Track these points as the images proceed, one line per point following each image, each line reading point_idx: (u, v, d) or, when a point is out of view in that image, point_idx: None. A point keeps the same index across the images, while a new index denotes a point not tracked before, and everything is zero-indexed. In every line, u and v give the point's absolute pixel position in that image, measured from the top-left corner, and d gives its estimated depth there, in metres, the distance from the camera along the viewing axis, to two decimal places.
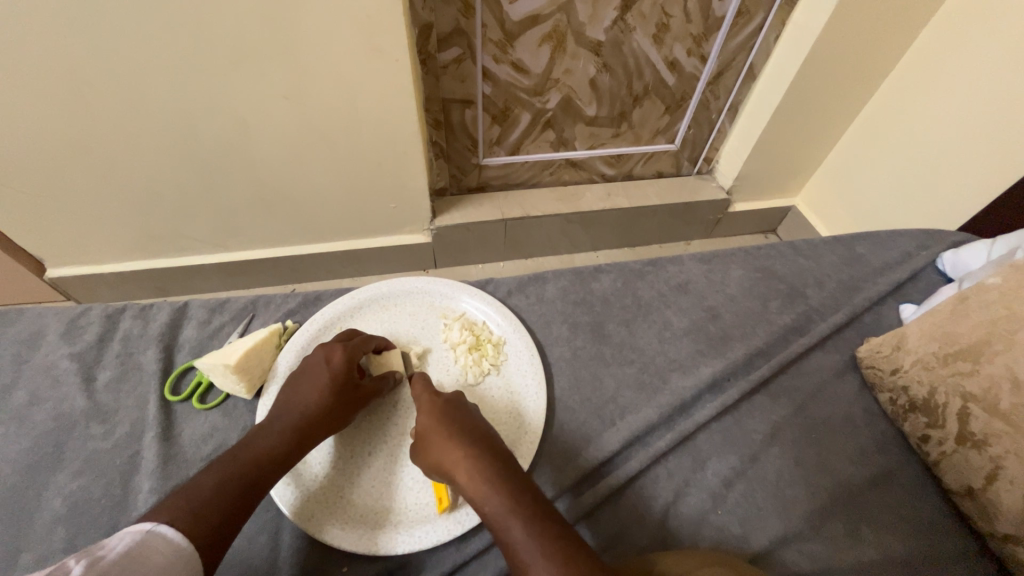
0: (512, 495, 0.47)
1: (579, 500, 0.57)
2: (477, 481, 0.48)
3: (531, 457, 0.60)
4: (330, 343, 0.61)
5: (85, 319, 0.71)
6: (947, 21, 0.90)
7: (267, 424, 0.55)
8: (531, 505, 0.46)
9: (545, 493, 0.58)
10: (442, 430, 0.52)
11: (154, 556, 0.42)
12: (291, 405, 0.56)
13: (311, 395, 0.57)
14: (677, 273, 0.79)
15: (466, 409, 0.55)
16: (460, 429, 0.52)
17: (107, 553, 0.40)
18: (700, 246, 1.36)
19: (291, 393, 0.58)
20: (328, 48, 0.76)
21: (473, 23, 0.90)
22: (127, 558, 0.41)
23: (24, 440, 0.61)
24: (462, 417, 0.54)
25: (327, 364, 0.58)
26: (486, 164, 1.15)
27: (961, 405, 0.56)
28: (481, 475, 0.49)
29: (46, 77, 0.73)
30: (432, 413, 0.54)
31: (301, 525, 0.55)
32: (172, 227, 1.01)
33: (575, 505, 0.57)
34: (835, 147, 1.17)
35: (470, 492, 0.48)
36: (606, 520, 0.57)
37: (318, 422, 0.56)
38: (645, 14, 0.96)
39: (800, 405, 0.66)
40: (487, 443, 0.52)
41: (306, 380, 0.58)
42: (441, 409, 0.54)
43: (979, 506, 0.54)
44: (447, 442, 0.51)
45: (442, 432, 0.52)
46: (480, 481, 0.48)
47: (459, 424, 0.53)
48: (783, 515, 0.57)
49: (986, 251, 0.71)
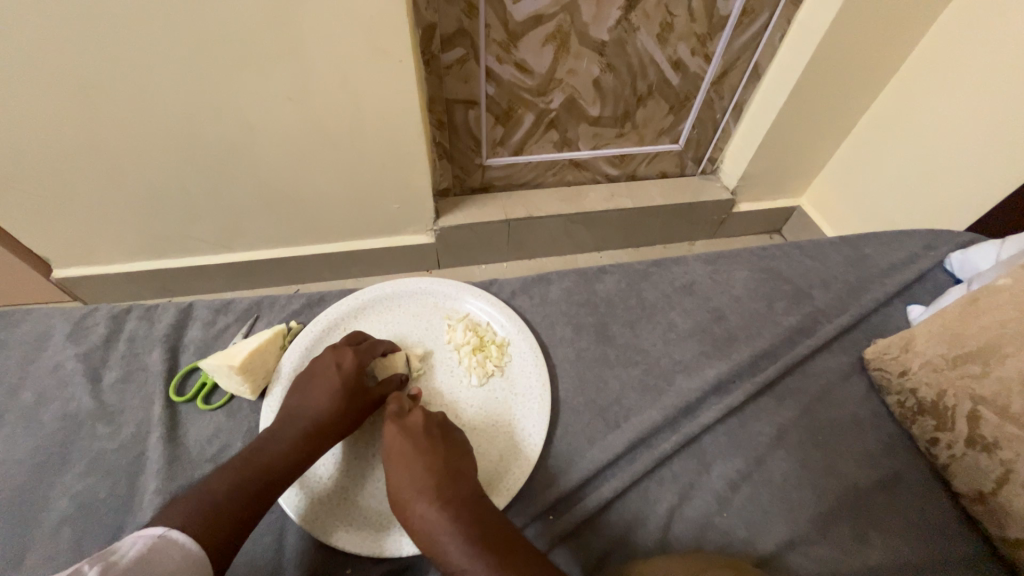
0: (466, 548, 0.46)
1: (557, 525, 0.56)
2: (434, 531, 0.48)
3: (512, 492, 0.57)
4: (340, 348, 0.61)
5: (90, 319, 0.71)
6: (954, 18, 0.89)
7: (278, 429, 0.55)
8: (486, 557, 0.45)
9: (514, 523, 0.56)
10: (399, 475, 0.51)
11: (165, 562, 0.42)
12: (301, 410, 0.56)
13: (321, 400, 0.56)
14: (681, 274, 0.79)
15: (426, 442, 0.53)
16: (417, 472, 0.51)
17: (120, 557, 0.41)
18: (704, 246, 1.36)
19: (300, 399, 0.58)
20: (332, 49, 0.76)
21: (476, 24, 0.90)
22: (140, 562, 0.41)
23: (31, 441, 0.61)
24: (419, 455, 0.52)
25: (338, 369, 0.59)
26: (489, 164, 1.15)
27: (970, 407, 0.55)
28: (436, 525, 0.48)
29: (52, 79, 0.73)
30: (391, 453, 0.53)
31: (307, 528, 0.55)
32: (177, 228, 1.01)
33: (550, 532, 0.55)
34: (841, 146, 1.16)
35: (429, 542, 0.48)
36: (582, 546, 0.55)
37: (328, 427, 0.56)
38: (649, 13, 0.96)
39: (806, 407, 0.65)
40: (445, 484, 0.50)
41: (316, 385, 0.58)
42: (398, 449, 0.53)
43: (989, 510, 0.54)
44: (405, 489, 0.50)
45: (400, 476, 0.51)
46: (435, 532, 0.47)
47: (415, 465, 0.51)
48: (790, 518, 0.57)
49: (994, 251, 0.70)
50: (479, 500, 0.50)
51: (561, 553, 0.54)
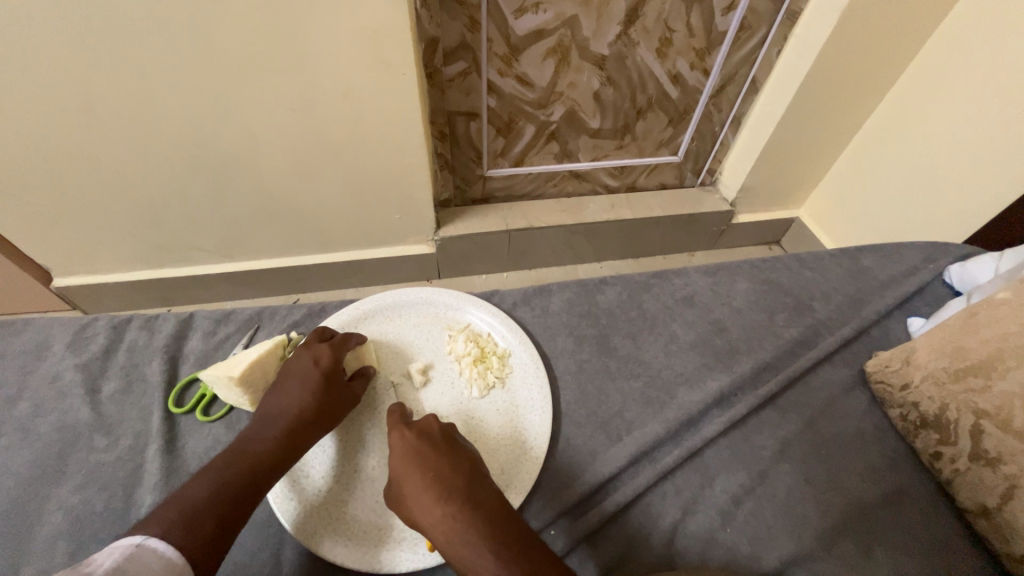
0: (500, 556, 0.44)
1: (574, 528, 0.56)
2: (456, 540, 0.46)
3: (526, 491, 0.58)
4: (313, 346, 0.61)
5: (91, 329, 0.71)
6: (949, 34, 0.91)
7: (259, 427, 0.55)
8: (521, 564, 0.43)
9: (532, 525, 0.56)
10: (421, 476, 0.49)
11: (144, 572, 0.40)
12: (282, 408, 0.56)
13: (303, 396, 0.56)
14: (682, 286, 0.79)
15: (444, 446, 0.52)
16: (441, 474, 0.49)
17: (94, 568, 0.39)
18: (703, 257, 1.36)
19: (277, 398, 0.57)
20: (336, 61, 0.77)
21: (479, 38, 0.91)
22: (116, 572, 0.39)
23: (28, 452, 0.60)
24: (442, 457, 0.51)
25: (316, 366, 0.58)
26: (490, 176, 1.16)
27: (973, 420, 0.55)
28: (462, 532, 0.46)
29: (58, 89, 0.74)
30: (407, 457, 0.51)
31: (303, 541, 0.54)
32: (179, 238, 1.01)
33: (577, 529, 0.56)
34: (838, 159, 1.17)
35: (451, 551, 0.46)
36: (603, 547, 0.55)
37: (313, 420, 0.56)
38: (649, 28, 0.97)
39: (809, 419, 0.65)
40: (469, 488, 0.49)
41: (291, 381, 0.58)
42: (418, 450, 0.51)
43: (994, 526, 0.54)
44: (426, 493, 0.48)
45: (421, 480, 0.49)
46: (459, 540, 0.45)
47: (438, 468, 0.50)
48: (793, 533, 0.57)
49: (994, 263, 0.71)
50: (507, 507, 0.49)
51: (579, 556, 0.55)
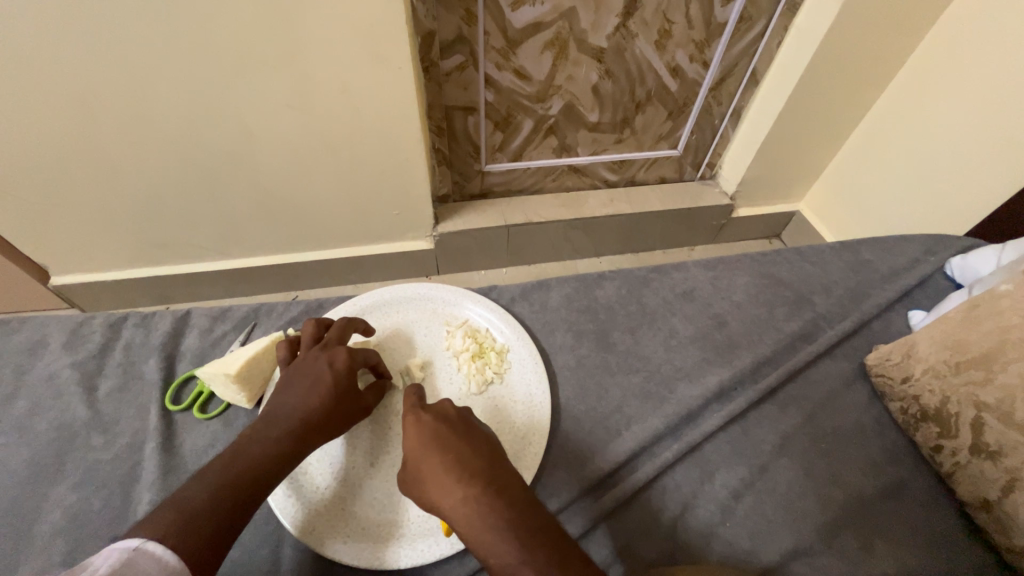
0: (522, 541, 0.43)
1: (591, 509, 0.57)
2: (478, 524, 0.44)
3: (536, 469, 0.59)
4: (331, 347, 0.59)
5: (87, 327, 0.71)
6: (950, 25, 0.90)
7: (265, 428, 0.53)
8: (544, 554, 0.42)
9: (549, 506, 0.57)
10: (440, 459, 0.47)
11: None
12: (289, 411, 0.54)
13: (312, 401, 0.54)
14: (681, 280, 0.79)
15: (463, 431, 0.50)
16: (462, 457, 0.47)
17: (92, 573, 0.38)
18: (703, 252, 1.36)
19: (284, 398, 0.55)
20: (332, 55, 0.76)
21: (476, 31, 0.90)
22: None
23: (26, 451, 0.60)
24: (461, 442, 0.48)
25: (331, 369, 0.56)
26: (488, 171, 1.16)
27: (974, 413, 0.55)
28: (486, 517, 0.44)
29: (50, 85, 0.73)
30: (425, 440, 0.48)
31: (302, 539, 0.54)
32: (177, 235, 1.01)
33: (578, 521, 0.56)
34: (839, 152, 1.17)
35: (471, 535, 0.44)
36: (604, 539, 0.55)
37: (317, 428, 0.54)
38: (648, 20, 0.96)
39: (809, 413, 0.65)
40: (490, 470, 0.47)
41: (302, 382, 0.56)
42: (435, 434, 0.49)
43: (996, 519, 0.53)
44: (445, 476, 0.46)
45: (441, 462, 0.47)
46: (483, 525, 0.43)
47: (459, 450, 0.48)
48: (794, 527, 0.56)
49: (996, 255, 0.70)
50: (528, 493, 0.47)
51: (594, 539, 0.55)
